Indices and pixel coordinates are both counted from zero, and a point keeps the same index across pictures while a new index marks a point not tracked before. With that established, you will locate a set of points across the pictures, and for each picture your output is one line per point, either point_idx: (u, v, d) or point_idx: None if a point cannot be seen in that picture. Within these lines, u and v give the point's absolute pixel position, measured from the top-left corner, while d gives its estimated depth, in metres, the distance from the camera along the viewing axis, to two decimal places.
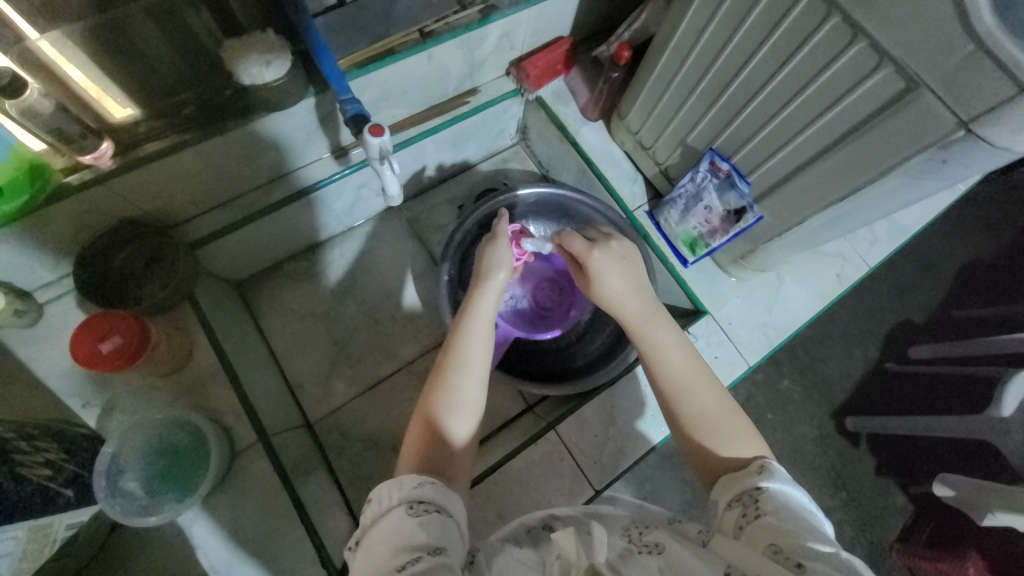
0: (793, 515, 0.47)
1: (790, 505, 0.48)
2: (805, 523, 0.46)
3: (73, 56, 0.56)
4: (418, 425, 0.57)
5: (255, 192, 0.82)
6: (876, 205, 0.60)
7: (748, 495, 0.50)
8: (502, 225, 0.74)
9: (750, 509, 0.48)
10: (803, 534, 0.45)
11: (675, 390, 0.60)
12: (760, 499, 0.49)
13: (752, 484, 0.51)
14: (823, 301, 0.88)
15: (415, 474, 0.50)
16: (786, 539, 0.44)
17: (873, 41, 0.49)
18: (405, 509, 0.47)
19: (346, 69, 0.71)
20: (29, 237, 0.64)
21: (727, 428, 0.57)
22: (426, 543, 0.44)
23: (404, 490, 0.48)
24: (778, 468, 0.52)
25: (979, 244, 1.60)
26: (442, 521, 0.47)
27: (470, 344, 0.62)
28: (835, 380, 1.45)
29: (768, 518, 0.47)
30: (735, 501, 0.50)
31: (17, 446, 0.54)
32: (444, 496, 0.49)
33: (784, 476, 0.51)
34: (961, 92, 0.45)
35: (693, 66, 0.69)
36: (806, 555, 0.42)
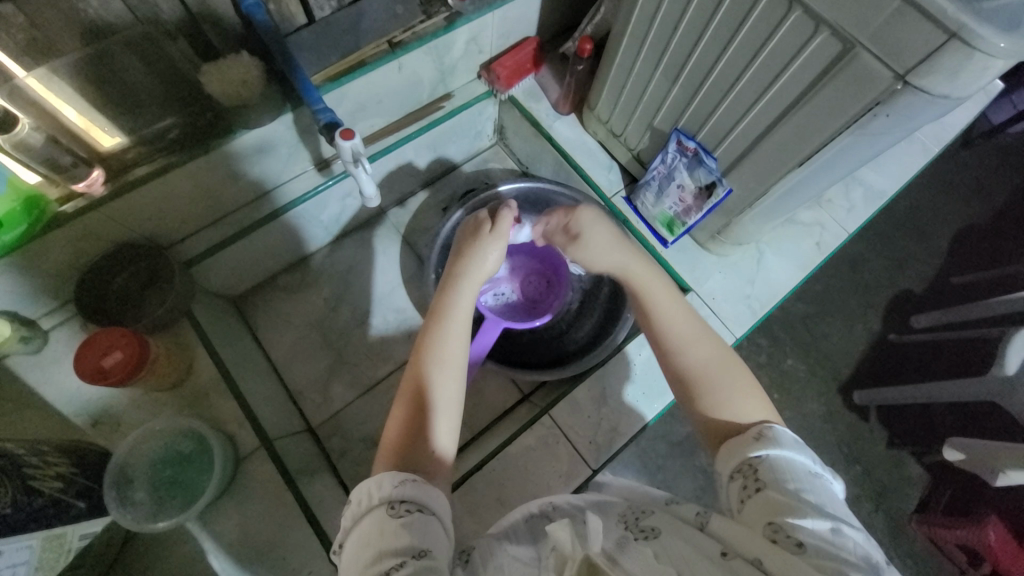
0: (791, 485, 0.47)
1: (789, 473, 0.48)
2: (805, 495, 0.46)
3: (60, 92, 0.60)
4: (397, 430, 0.57)
5: (243, 210, 0.85)
6: (834, 164, 0.62)
7: (749, 466, 0.50)
8: (504, 219, 0.73)
9: (750, 481, 0.49)
10: (804, 508, 0.44)
11: (675, 345, 0.64)
12: (760, 470, 0.49)
13: (751, 455, 0.51)
14: (805, 270, 0.89)
15: (395, 473, 0.51)
16: (786, 514, 0.44)
17: (807, 8, 0.51)
18: (386, 511, 0.48)
19: (320, 83, 0.74)
20: (30, 264, 0.67)
21: (727, 382, 0.60)
22: (408, 546, 0.45)
23: (385, 490, 0.49)
24: (779, 434, 0.52)
25: (971, 209, 1.60)
26: (424, 519, 0.48)
27: (451, 331, 0.64)
28: (837, 354, 1.45)
29: (768, 491, 0.47)
30: (737, 474, 0.50)
31: (28, 460, 0.58)
32: (425, 493, 0.50)
33: (785, 441, 0.51)
34: (893, 47, 0.48)
35: (651, 51, 0.72)
36: (804, 531, 0.43)
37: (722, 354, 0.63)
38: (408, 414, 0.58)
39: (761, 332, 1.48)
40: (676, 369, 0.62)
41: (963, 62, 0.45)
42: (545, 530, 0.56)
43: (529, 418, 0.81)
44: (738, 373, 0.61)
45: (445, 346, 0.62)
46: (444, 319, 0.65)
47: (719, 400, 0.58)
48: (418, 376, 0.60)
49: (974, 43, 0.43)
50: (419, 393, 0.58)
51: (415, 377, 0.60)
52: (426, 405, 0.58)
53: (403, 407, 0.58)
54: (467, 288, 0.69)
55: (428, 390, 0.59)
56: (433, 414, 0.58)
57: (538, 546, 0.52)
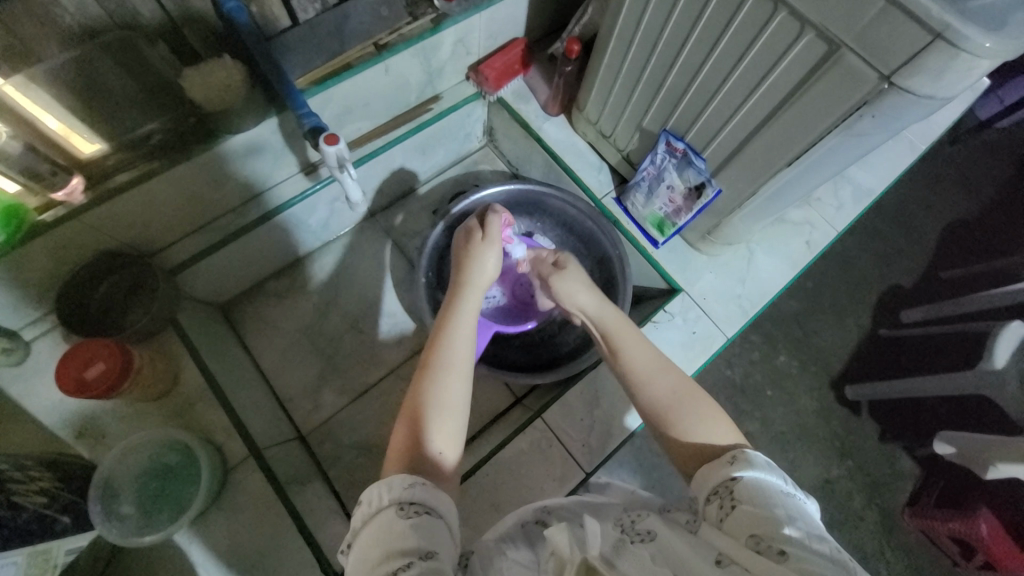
0: (767, 501, 0.46)
1: (764, 490, 0.47)
2: (780, 508, 0.45)
3: (38, 98, 0.58)
4: (405, 431, 0.56)
5: (229, 215, 0.84)
6: (824, 163, 0.62)
7: (724, 487, 0.50)
8: (494, 229, 0.74)
9: (726, 500, 0.48)
10: (779, 518, 0.44)
11: (639, 377, 0.63)
12: (736, 489, 0.49)
13: (726, 475, 0.50)
14: (795, 269, 0.89)
15: (405, 475, 0.50)
16: (764, 525, 0.44)
17: (792, 9, 0.51)
18: (395, 511, 0.47)
19: (304, 87, 0.73)
20: (10, 273, 0.66)
21: (695, 409, 0.59)
22: (415, 547, 0.44)
23: (394, 491, 0.48)
24: (752, 457, 0.51)
25: (957, 204, 1.62)
26: (433, 522, 0.47)
27: (453, 343, 0.63)
28: (829, 350, 1.46)
29: (744, 506, 0.46)
30: (712, 495, 0.50)
31: (11, 476, 0.57)
32: (435, 497, 0.50)
33: (758, 462, 0.51)
34: (877, 48, 0.48)
35: (638, 53, 0.72)
36: (783, 539, 0.42)
37: (682, 382, 0.61)
38: (411, 422, 0.57)
39: (753, 330, 1.49)
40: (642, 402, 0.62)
41: (948, 63, 0.45)
42: (539, 536, 0.55)
43: (522, 422, 0.81)
44: (703, 404, 0.59)
45: (448, 357, 0.62)
46: (451, 324, 0.65)
47: (681, 427, 0.58)
48: (423, 384, 0.59)
49: (959, 44, 0.43)
50: (422, 404, 0.58)
51: (424, 380, 0.59)
52: (435, 407, 0.57)
53: (411, 409, 0.57)
54: (472, 295, 0.69)
55: (433, 401, 0.58)
56: (442, 418, 0.57)
57: (534, 553, 0.52)
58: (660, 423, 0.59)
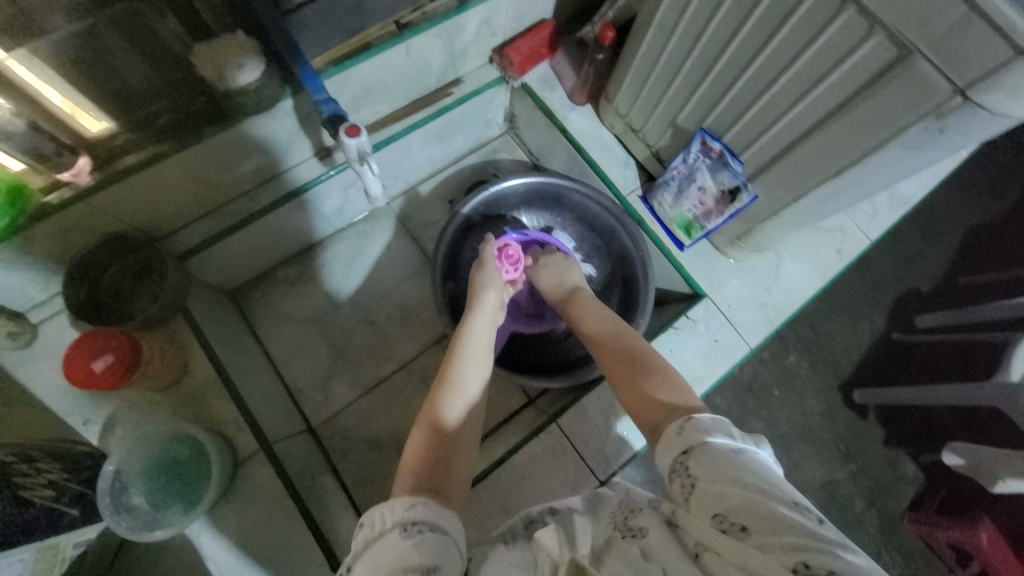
0: (724, 469, 0.42)
1: (719, 456, 0.43)
2: (737, 474, 0.41)
3: (43, 73, 0.55)
4: (416, 445, 0.56)
5: (243, 199, 0.81)
6: (872, 176, 0.58)
7: (680, 461, 0.45)
8: (489, 249, 0.78)
9: (685, 478, 0.44)
10: (740, 491, 0.40)
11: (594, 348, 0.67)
12: (692, 463, 0.44)
13: (680, 449, 0.46)
14: (823, 278, 0.86)
15: (407, 497, 0.48)
16: (725, 501, 0.40)
17: (863, 7, 0.47)
18: (399, 533, 0.45)
19: (321, 67, 0.69)
20: (16, 256, 0.64)
21: (643, 373, 0.59)
22: (419, 564, 0.42)
23: (398, 513, 0.46)
24: (698, 422, 0.47)
25: (985, 206, 1.55)
26: (436, 539, 0.45)
27: (468, 362, 0.65)
28: (842, 354, 1.43)
29: (702, 485, 0.42)
30: (672, 473, 0.45)
31: (18, 468, 0.54)
32: (439, 515, 0.47)
33: (705, 428, 0.46)
34: (955, 58, 0.44)
35: (678, 46, 0.68)
36: (748, 511, 0.39)
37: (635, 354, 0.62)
38: (427, 442, 0.56)
39: None
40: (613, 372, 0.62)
41: None
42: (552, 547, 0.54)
43: (536, 425, 0.79)
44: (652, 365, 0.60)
45: (464, 379, 0.63)
46: (462, 345, 0.67)
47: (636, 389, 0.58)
48: (436, 401, 0.60)
49: None
50: (442, 422, 0.58)
51: (437, 399, 0.60)
52: (445, 426, 0.57)
53: (422, 427, 0.58)
54: (482, 318, 0.71)
55: (452, 422, 0.58)
56: (450, 436, 0.57)
57: None
58: (630, 387, 0.59)
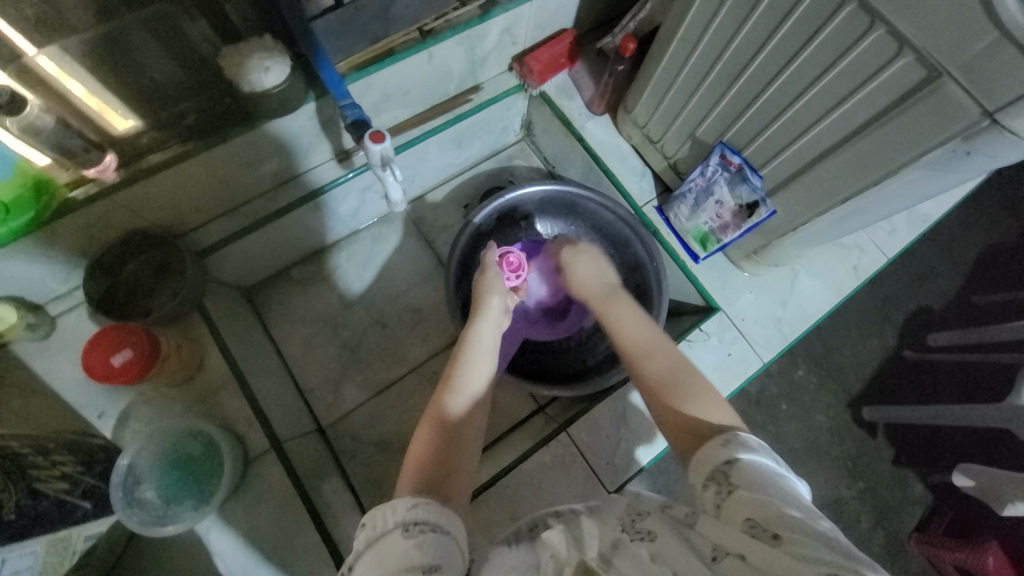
0: (763, 480, 0.42)
1: (762, 469, 0.43)
2: (779, 488, 0.42)
3: (73, 70, 0.56)
4: (417, 447, 0.56)
5: (262, 198, 0.82)
6: (895, 197, 0.58)
7: (721, 471, 0.45)
8: (490, 254, 0.79)
9: (723, 485, 0.44)
10: (778, 502, 0.41)
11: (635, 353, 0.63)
12: (732, 472, 0.44)
13: (719, 456, 0.46)
14: (838, 295, 0.85)
15: (408, 497, 0.48)
16: (762, 510, 0.41)
17: (892, 27, 0.47)
18: (401, 534, 0.45)
19: (346, 72, 0.70)
20: (40, 250, 0.65)
21: (686, 388, 0.57)
22: (420, 563, 0.43)
23: (398, 514, 0.46)
24: (746, 438, 0.47)
25: (1002, 225, 1.53)
26: (439, 540, 0.45)
27: (471, 366, 0.65)
28: (851, 369, 1.41)
29: (741, 492, 0.42)
30: (708, 479, 0.46)
31: (34, 461, 0.55)
32: (439, 515, 0.47)
33: (752, 443, 0.47)
34: (985, 80, 0.43)
35: (700, 60, 0.68)
36: (784, 523, 0.39)
37: (677, 364, 0.60)
38: (430, 439, 0.57)
39: None
40: (641, 377, 0.61)
41: None
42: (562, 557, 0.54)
43: (546, 433, 0.79)
44: (697, 381, 0.58)
45: (467, 381, 0.63)
46: (466, 351, 0.67)
47: (678, 403, 0.55)
48: (438, 406, 0.60)
49: None
50: (444, 420, 0.58)
51: (439, 403, 0.61)
52: (447, 428, 0.58)
53: (424, 430, 0.58)
54: (487, 325, 0.71)
55: (455, 420, 0.59)
56: (452, 440, 0.57)
57: None
58: (660, 399, 0.57)
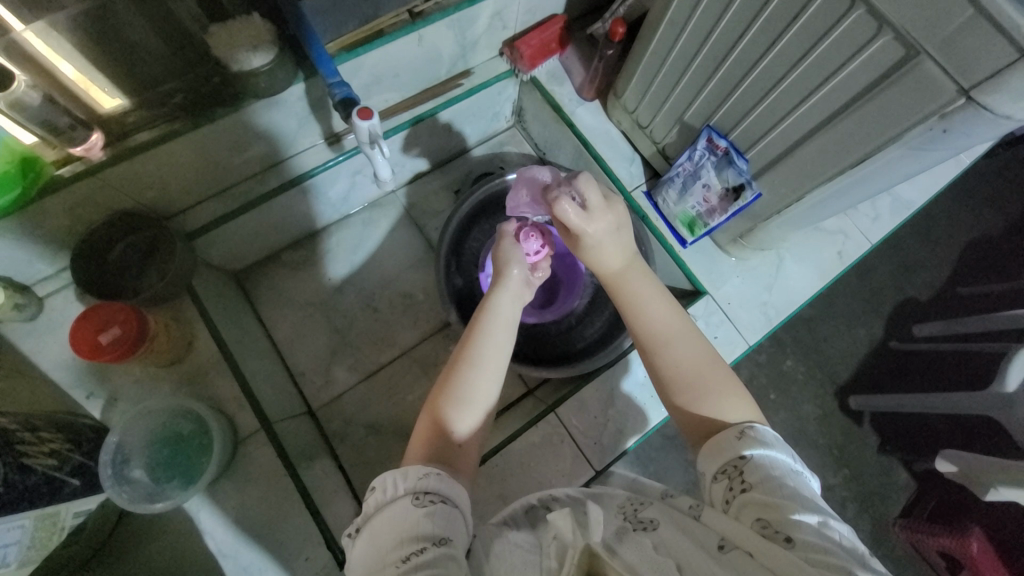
0: (778, 483, 0.45)
1: (776, 471, 0.46)
2: (792, 490, 0.45)
3: (62, 50, 0.55)
4: (427, 424, 0.57)
5: (250, 181, 0.81)
6: (876, 177, 0.59)
7: (733, 466, 0.48)
8: (506, 227, 0.76)
9: (736, 482, 0.47)
10: (790, 504, 0.43)
11: (668, 341, 0.59)
12: (746, 470, 0.47)
13: (735, 453, 0.49)
14: (823, 279, 0.87)
15: (420, 465, 0.49)
16: (774, 511, 0.43)
17: (871, 7, 0.47)
18: (411, 501, 0.46)
19: (334, 52, 0.70)
20: (26, 229, 0.64)
21: (706, 384, 0.56)
22: (430, 533, 0.44)
23: (410, 481, 0.47)
24: (761, 434, 0.50)
25: (986, 217, 1.55)
26: (447, 511, 0.46)
27: (488, 338, 0.62)
28: (837, 358, 1.43)
29: (754, 491, 0.45)
30: (720, 473, 0.49)
31: (21, 436, 0.55)
32: (449, 487, 0.48)
33: (767, 441, 0.49)
34: (961, 59, 0.44)
35: (688, 43, 0.68)
36: (795, 526, 0.42)
37: (705, 357, 0.58)
38: (430, 442, 0.55)
39: None
40: (660, 365, 0.59)
41: None
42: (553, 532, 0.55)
43: (535, 414, 0.80)
44: (720, 375, 0.57)
45: (483, 355, 0.60)
46: (485, 323, 0.64)
47: (693, 398, 0.56)
48: (449, 381, 0.59)
49: None
50: (458, 398, 0.57)
51: (450, 378, 0.59)
52: (457, 408, 0.57)
53: (434, 408, 0.57)
54: (507, 295, 0.67)
55: (468, 400, 0.57)
56: (462, 419, 0.57)
57: None
58: (674, 391, 0.57)
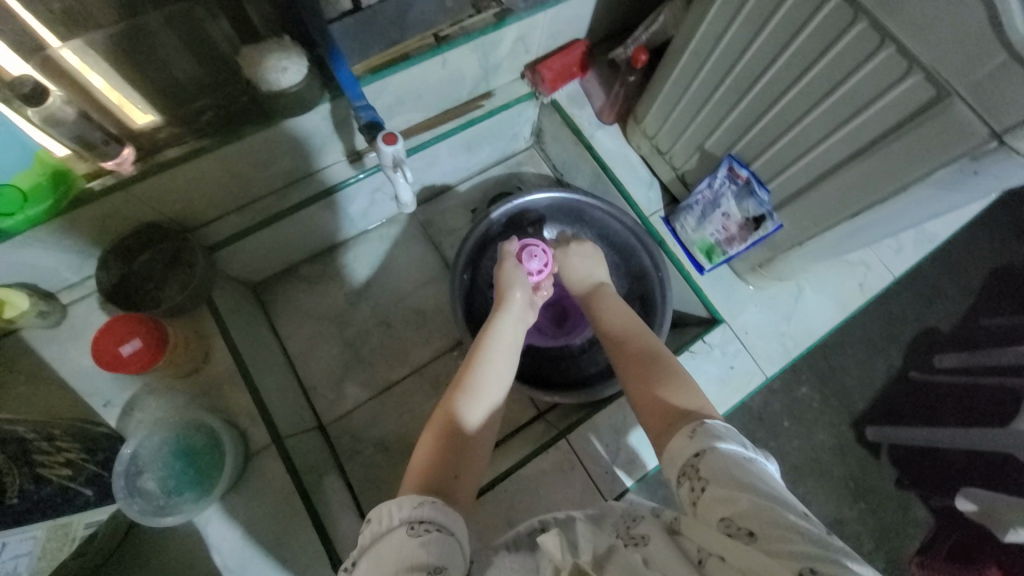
0: (733, 474, 0.42)
1: (730, 461, 0.44)
2: (748, 481, 0.42)
3: (95, 65, 0.57)
4: (427, 446, 0.56)
5: (273, 196, 0.83)
6: (899, 218, 0.59)
7: (689, 464, 0.46)
8: (508, 245, 0.78)
9: (695, 482, 0.44)
10: (749, 496, 0.41)
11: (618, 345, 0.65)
12: (702, 466, 0.45)
13: (689, 452, 0.46)
14: (843, 311, 0.85)
15: (415, 494, 0.48)
16: (735, 507, 0.41)
17: (902, 46, 0.47)
18: (406, 531, 0.45)
19: (360, 74, 0.71)
20: (55, 239, 0.66)
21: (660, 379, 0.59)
22: (425, 563, 0.43)
23: (404, 511, 0.47)
24: (712, 427, 0.48)
25: (1012, 248, 1.52)
26: (444, 540, 0.45)
27: (488, 365, 0.63)
28: (854, 387, 1.39)
29: (714, 489, 0.42)
30: (680, 476, 0.46)
31: (38, 446, 0.55)
32: (447, 516, 0.48)
33: (718, 431, 0.47)
34: (993, 101, 0.44)
35: (711, 72, 0.68)
36: (757, 518, 0.40)
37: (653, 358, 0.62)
38: (441, 437, 0.56)
39: None
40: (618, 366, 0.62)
41: None
42: None
43: (545, 439, 0.79)
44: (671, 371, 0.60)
45: (484, 383, 0.62)
46: (483, 349, 0.65)
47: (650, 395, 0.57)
48: (452, 405, 0.59)
49: None
50: (457, 424, 0.57)
51: (452, 402, 0.59)
52: (457, 430, 0.57)
53: (434, 431, 0.57)
54: (507, 324, 0.69)
55: (466, 424, 0.58)
56: (462, 443, 0.56)
57: None
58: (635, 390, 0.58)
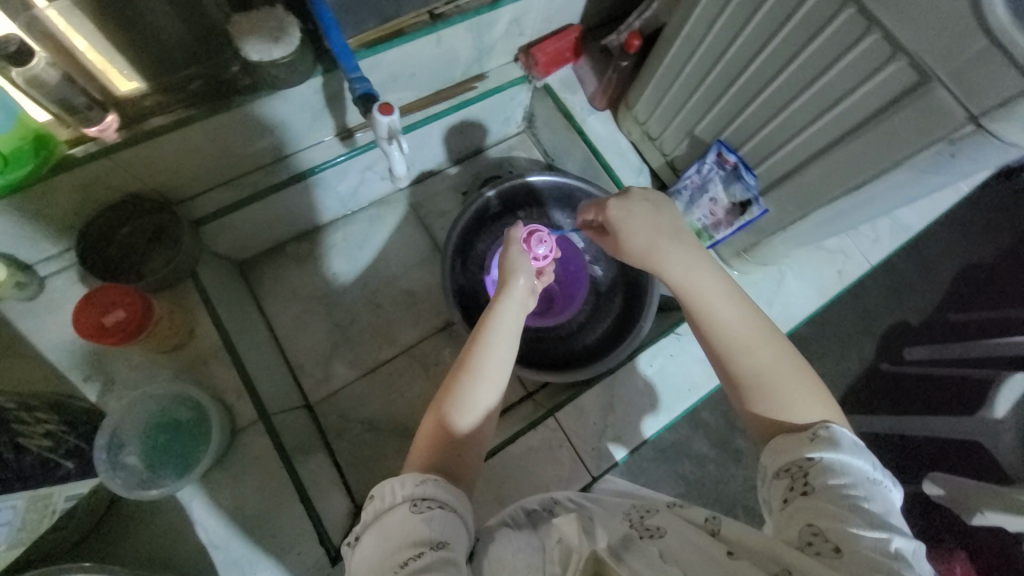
0: (845, 494, 0.42)
1: (847, 479, 0.44)
2: (857, 502, 0.42)
3: (81, 27, 0.55)
4: (429, 426, 0.57)
5: (258, 172, 0.81)
6: (874, 202, 0.62)
7: (798, 465, 0.46)
8: (513, 232, 0.77)
9: (798, 483, 0.45)
10: (853, 517, 0.41)
11: (731, 341, 0.55)
12: (812, 472, 0.45)
13: (803, 454, 0.46)
14: (823, 297, 0.88)
15: (416, 471, 0.49)
16: (830, 520, 0.41)
17: (887, 32, 0.49)
18: (408, 508, 0.46)
19: (355, 48, 0.71)
20: (33, 208, 0.64)
21: (783, 387, 0.52)
22: (428, 537, 0.44)
23: (406, 488, 0.47)
24: (838, 436, 0.46)
25: (978, 245, 1.58)
26: (445, 516, 0.46)
27: (493, 345, 0.62)
28: (829, 376, 1.42)
29: (818, 496, 0.43)
30: (782, 471, 0.46)
31: (18, 416, 0.55)
32: (450, 492, 0.48)
33: (845, 444, 0.46)
34: (972, 87, 0.46)
35: (704, 58, 0.69)
36: (853, 538, 0.40)
37: (773, 358, 0.53)
38: (441, 420, 0.57)
39: None
40: (728, 370, 0.55)
41: None
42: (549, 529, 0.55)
43: (533, 418, 0.80)
44: (799, 376, 0.53)
45: (485, 363, 0.60)
46: (488, 328, 0.64)
47: (768, 405, 0.51)
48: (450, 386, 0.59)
49: None
50: (458, 404, 0.58)
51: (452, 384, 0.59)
52: (457, 411, 0.57)
53: (434, 412, 0.58)
54: (513, 304, 0.67)
55: (467, 405, 0.57)
56: (463, 424, 0.57)
57: None
58: (746, 395, 0.53)
